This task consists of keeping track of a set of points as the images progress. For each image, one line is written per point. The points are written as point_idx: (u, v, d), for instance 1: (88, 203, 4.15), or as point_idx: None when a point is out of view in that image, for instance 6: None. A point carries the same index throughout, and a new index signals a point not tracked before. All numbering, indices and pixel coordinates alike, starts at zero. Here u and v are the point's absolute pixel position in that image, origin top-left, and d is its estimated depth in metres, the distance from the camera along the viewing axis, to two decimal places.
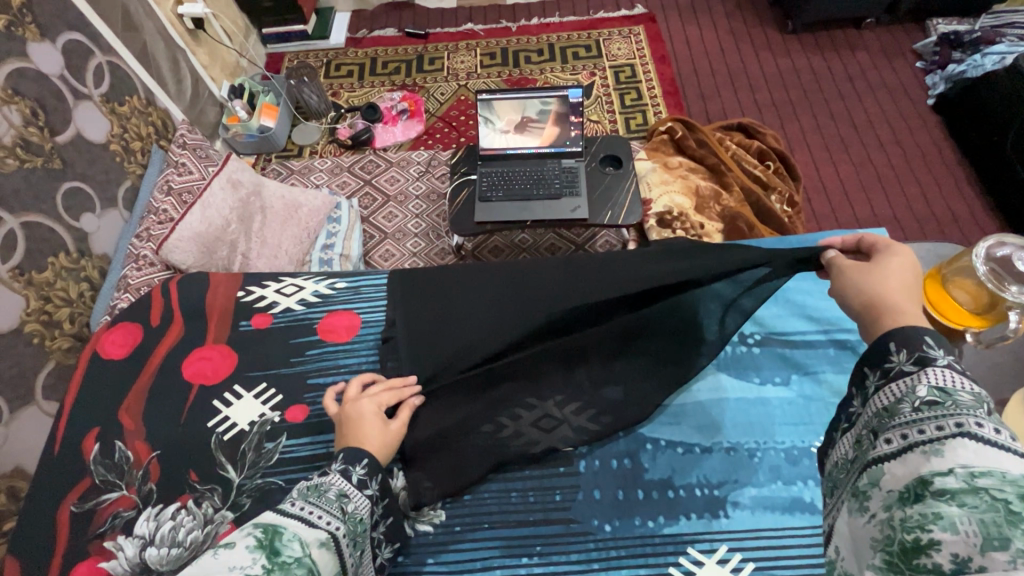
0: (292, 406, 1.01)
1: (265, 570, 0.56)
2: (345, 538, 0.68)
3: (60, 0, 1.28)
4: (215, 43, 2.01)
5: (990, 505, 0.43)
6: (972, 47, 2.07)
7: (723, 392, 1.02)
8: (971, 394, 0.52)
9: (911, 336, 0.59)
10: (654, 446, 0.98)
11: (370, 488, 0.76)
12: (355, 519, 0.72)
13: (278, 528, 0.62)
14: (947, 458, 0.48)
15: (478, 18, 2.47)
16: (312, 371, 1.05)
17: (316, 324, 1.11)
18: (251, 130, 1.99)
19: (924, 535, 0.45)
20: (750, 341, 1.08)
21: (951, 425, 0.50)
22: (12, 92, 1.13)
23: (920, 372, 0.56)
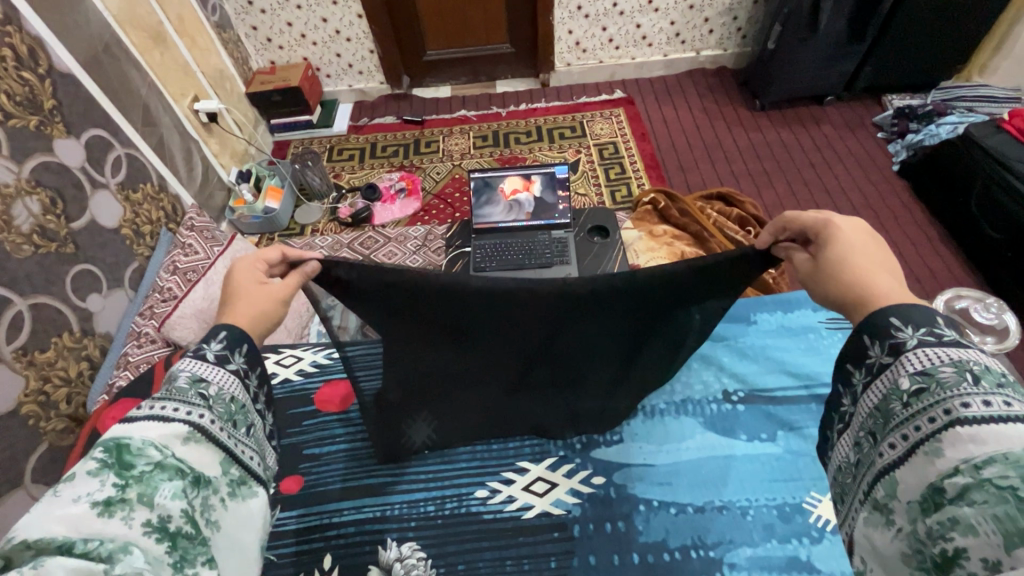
0: (288, 477, 1.03)
1: (118, 489, 0.53)
2: (222, 423, 0.65)
3: (86, 102, 1.42)
4: (226, 134, 2.17)
5: (1000, 496, 0.45)
6: (926, 118, 2.27)
7: (712, 450, 1.02)
8: (950, 367, 0.55)
9: (879, 323, 0.62)
10: (647, 507, 0.97)
11: (234, 364, 0.69)
12: (226, 400, 0.66)
13: (122, 440, 0.57)
14: (948, 456, 0.51)
15: (471, 105, 2.69)
16: (309, 442, 1.07)
17: (314, 394, 1.13)
18: (256, 212, 2.10)
19: (950, 544, 0.48)
20: (734, 399, 1.09)
21: (942, 414, 0.53)
22: (35, 184, 1.22)
23: (897, 362, 0.59)
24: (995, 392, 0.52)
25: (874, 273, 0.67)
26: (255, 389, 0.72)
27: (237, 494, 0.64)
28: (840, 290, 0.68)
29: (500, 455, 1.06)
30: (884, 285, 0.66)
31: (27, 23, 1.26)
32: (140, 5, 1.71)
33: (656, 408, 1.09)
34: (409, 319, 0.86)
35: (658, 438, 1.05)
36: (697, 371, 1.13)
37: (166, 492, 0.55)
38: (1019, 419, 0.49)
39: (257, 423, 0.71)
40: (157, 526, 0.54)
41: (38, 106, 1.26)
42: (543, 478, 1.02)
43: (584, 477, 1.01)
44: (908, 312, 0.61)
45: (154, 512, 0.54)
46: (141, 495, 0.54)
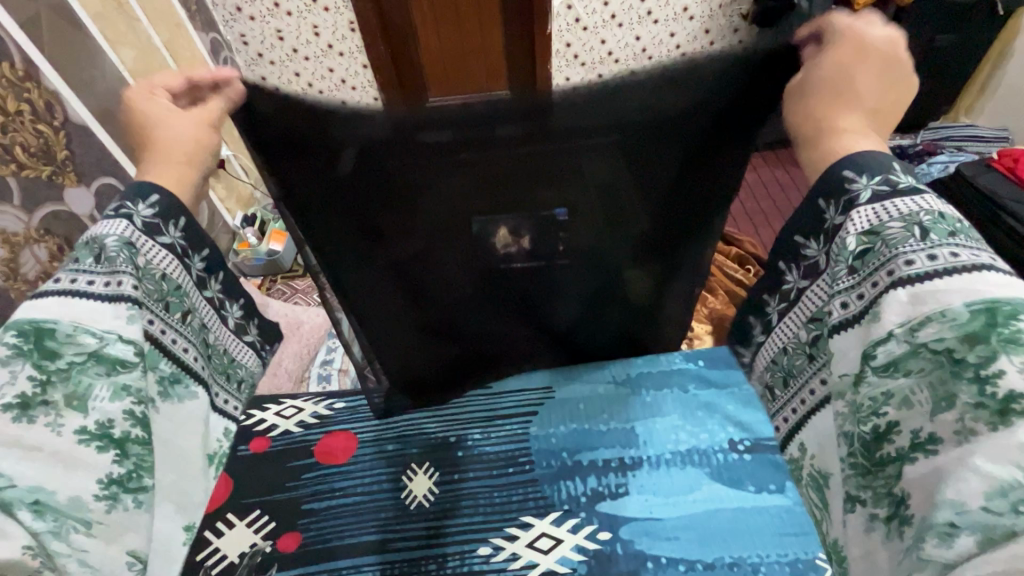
0: (287, 533, 0.78)
1: (37, 387, 0.56)
2: (154, 307, 0.64)
3: (98, 152, 1.47)
4: (234, 180, 2.21)
5: (936, 361, 0.50)
6: (917, 157, 2.31)
7: (720, 501, 0.75)
8: (898, 223, 0.53)
9: (832, 179, 0.58)
10: (656, 565, 0.71)
11: (166, 236, 0.66)
12: (156, 276, 0.65)
13: (48, 323, 0.58)
14: (886, 319, 0.52)
15: None
16: (307, 495, 0.81)
17: (314, 445, 0.86)
18: (259, 254, 2.14)
19: (882, 419, 0.54)
20: (740, 448, 0.79)
21: (885, 276, 0.53)
22: (44, 232, 1.25)
23: (847, 221, 0.57)
24: (943, 242, 0.51)
25: (845, 105, 0.60)
26: (199, 271, 0.71)
27: (173, 394, 0.66)
28: (801, 130, 0.62)
29: (501, 506, 0.77)
30: (847, 120, 0.60)
31: (46, 80, 1.32)
32: (156, 59, 1.79)
33: (709, 449, 0.79)
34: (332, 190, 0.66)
35: (706, 488, 0.76)
36: (767, 411, 0.82)
37: (103, 392, 0.59)
38: (963, 271, 0.50)
39: (199, 306, 0.71)
40: (94, 433, 0.57)
41: (52, 157, 1.31)
42: (548, 534, 0.74)
43: (590, 532, 0.73)
44: (863, 159, 0.57)
45: (90, 417, 0.57)
46: (69, 398, 0.57)
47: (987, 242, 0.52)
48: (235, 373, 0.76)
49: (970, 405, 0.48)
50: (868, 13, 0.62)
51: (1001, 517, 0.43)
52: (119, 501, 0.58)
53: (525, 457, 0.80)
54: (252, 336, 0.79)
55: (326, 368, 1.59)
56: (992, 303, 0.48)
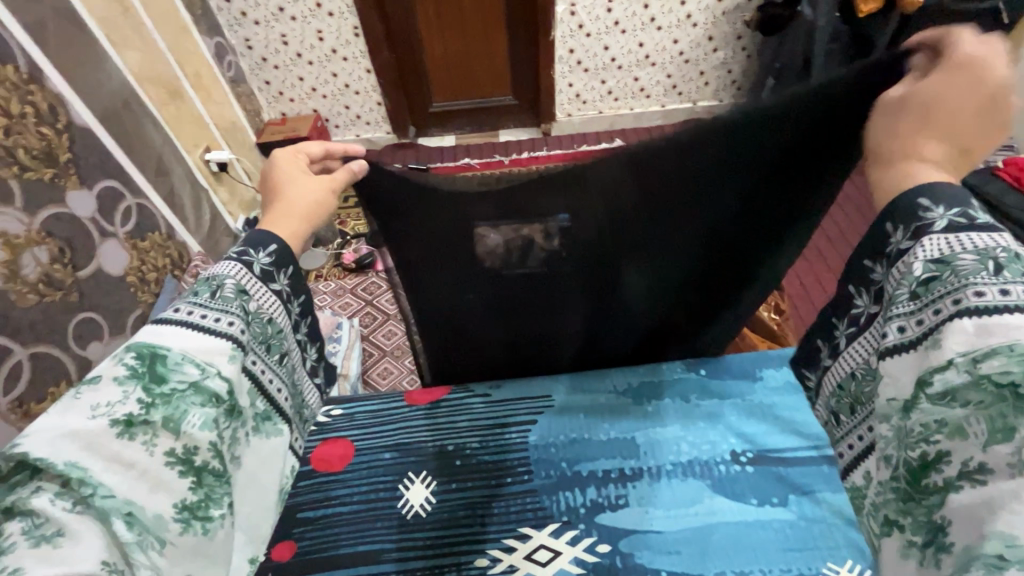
0: (279, 541, 0.75)
1: (141, 405, 0.54)
2: (255, 348, 0.65)
3: (102, 154, 1.46)
4: (236, 183, 2.22)
5: (998, 396, 0.44)
6: None
7: (722, 513, 0.72)
8: (972, 257, 0.48)
9: (902, 205, 0.54)
10: None
11: (275, 284, 0.68)
12: (263, 321, 0.66)
13: (158, 349, 0.57)
14: (946, 348, 0.47)
15: (474, 153, 2.76)
16: (300, 503, 0.78)
17: (309, 453, 0.84)
18: None
19: (932, 447, 0.47)
20: (743, 459, 0.78)
21: (948, 306, 0.48)
22: (45, 234, 1.24)
23: (916, 246, 0.52)
24: (1015, 279, 0.47)
25: (924, 132, 0.54)
26: (295, 315, 0.73)
27: (261, 431, 0.67)
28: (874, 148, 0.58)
29: (499, 517, 0.75)
30: (925, 148, 0.54)
31: (49, 82, 1.31)
32: (159, 62, 1.79)
33: (711, 460, 0.78)
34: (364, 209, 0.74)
35: (708, 501, 0.73)
36: (767, 422, 0.81)
37: (195, 419, 0.55)
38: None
39: (292, 350, 0.71)
40: (180, 458, 0.54)
41: (54, 159, 1.30)
42: (546, 545, 0.72)
43: (589, 545, 0.71)
44: (934, 187, 0.52)
45: (179, 440, 0.55)
46: (166, 420, 0.54)
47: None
48: (304, 414, 0.76)
49: None
50: (989, 31, 0.54)
51: None
52: (191, 527, 0.54)
53: (525, 467, 0.79)
54: (321, 379, 0.82)
55: None
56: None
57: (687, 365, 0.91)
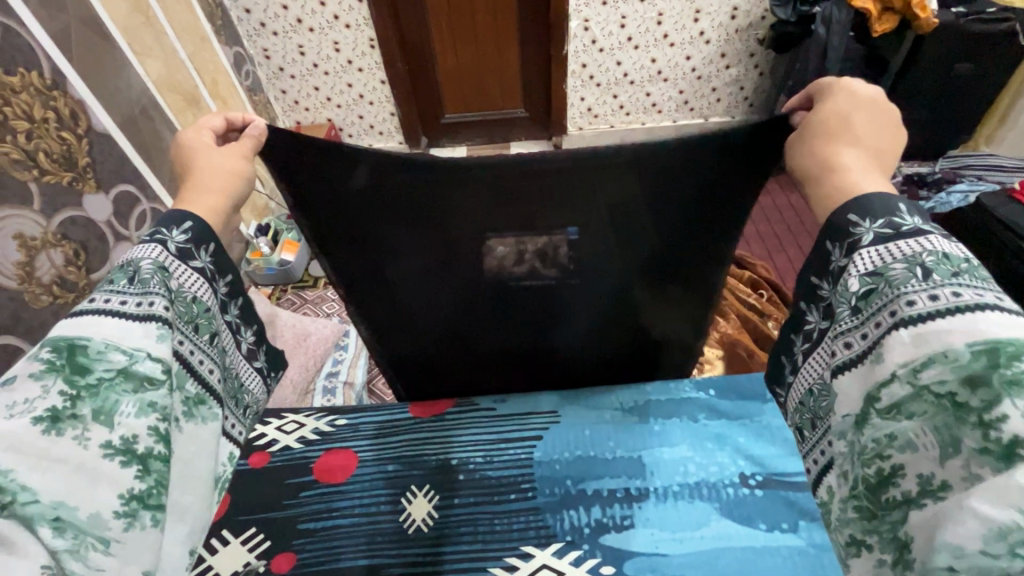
0: (279, 553, 0.74)
1: (65, 397, 0.48)
2: (181, 327, 0.58)
3: (119, 159, 1.48)
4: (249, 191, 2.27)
5: (938, 406, 0.43)
6: (935, 186, 2.33)
7: (731, 539, 0.71)
8: (901, 264, 0.47)
9: (836, 223, 0.53)
10: None
11: (197, 260, 0.61)
12: (187, 299, 0.59)
13: (78, 339, 0.51)
14: (887, 361, 0.46)
15: None
16: (303, 514, 0.77)
17: (313, 463, 0.83)
18: (271, 264, 2.18)
19: (887, 463, 0.47)
20: (752, 483, 0.76)
21: (887, 317, 0.47)
22: (61, 237, 1.26)
23: (851, 261, 0.51)
24: (946, 282, 0.44)
25: (842, 142, 0.57)
26: (223, 295, 0.66)
27: (197, 416, 0.59)
28: (803, 167, 0.59)
29: (502, 534, 0.74)
30: (846, 158, 0.56)
31: (72, 88, 1.34)
32: (179, 70, 1.83)
33: (719, 482, 0.76)
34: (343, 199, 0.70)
35: (715, 524, 0.72)
36: (781, 446, 0.79)
37: (129, 408, 0.50)
38: (966, 310, 0.43)
39: (223, 332, 0.64)
40: (119, 448, 0.49)
41: (73, 164, 1.32)
42: (548, 566, 0.70)
43: (593, 566, 0.69)
44: (861, 199, 0.52)
45: (116, 432, 0.49)
46: (97, 412, 0.49)
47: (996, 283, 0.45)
48: (247, 401, 0.69)
49: (972, 451, 0.40)
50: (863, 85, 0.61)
51: (997, 561, 0.37)
52: (138, 519, 0.49)
53: (528, 483, 0.78)
54: (262, 363, 0.74)
55: (330, 382, 1.60)
56: (995, 344, 0.40)
57: (697, 385, 0.89)
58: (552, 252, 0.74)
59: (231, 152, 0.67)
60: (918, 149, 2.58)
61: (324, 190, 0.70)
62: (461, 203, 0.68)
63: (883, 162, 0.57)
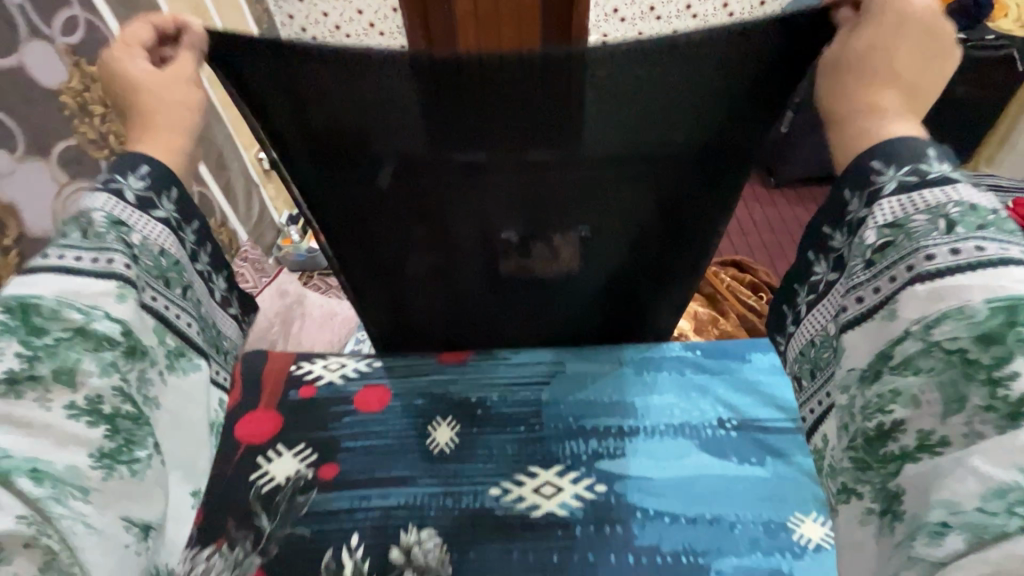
0: (325, 463, 0.88)
1: (23, 360, 0.54)
2: (151, 282, 0.64)
3: None
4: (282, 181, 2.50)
5: (948, 361, 0.48)
6: None
7: (706, 468, 0.83)
8: (924, 215, 0.53)
9: (859, 173, 0.59)
10: (644, 515, 0.79)
11: (163, 212, 0.66)
12: (154, 254, 0.65)
13: (34, 299, 0.56)
14: (903, 317, 0.52)
15: None
16: (345, 434, 0.91)
17: (353, 394, 0.97)
18: (300, 251, 2.34)
19: (888, 417, 0.52)
20: (729, 426, 0.88)
21: (904, 271, 0.53)
22: None
23: (871, 214, 0.57)
24: (969, 237, 0.51)
25: (880, 81, 0.60)
26: (192, 244, 0.72)
27: (177, 368, 0.67)
28: (833, 107, 0.63)
29: (512, 456, 0.87)
30: (887, 99, 0.60)
31: None
32: None
33: (700, 424, 0.88)
34: (370, 194, 0.81)
35: (693, 456, 0.85)
36: (756, 398, 0.91)
37: (91, 367, 0.56)
38: (989, 265, 0.49)
39: (195, 284, 0.71)
40: (84, 409, 0.55)
41: None
42: (550, 481, 0.83)
43: (588, 483, 0.83)
44: (890, 147, 0.57)
45: (79, 393, 0.55)
46: (56, 372, 0.54)
47: (1018, 237, 0.51)
48: (224, 347, 0.77)
49: (980, 407, 0.46)
50: None
51: (994, 517, 0.42)
52: (115, 471, 0.56)
53: (535, 418, 0.91)
54: (236, 310, 0.81)
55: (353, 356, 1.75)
56: (1013, 301, 0.47)
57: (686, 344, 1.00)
58: (557, 240, 0.89)
59: (166, 76, 0.68)
60: None
61: (348, 190, 0.81)
62: (474, 199, 0.82)
63: (919, 94, 0.61)
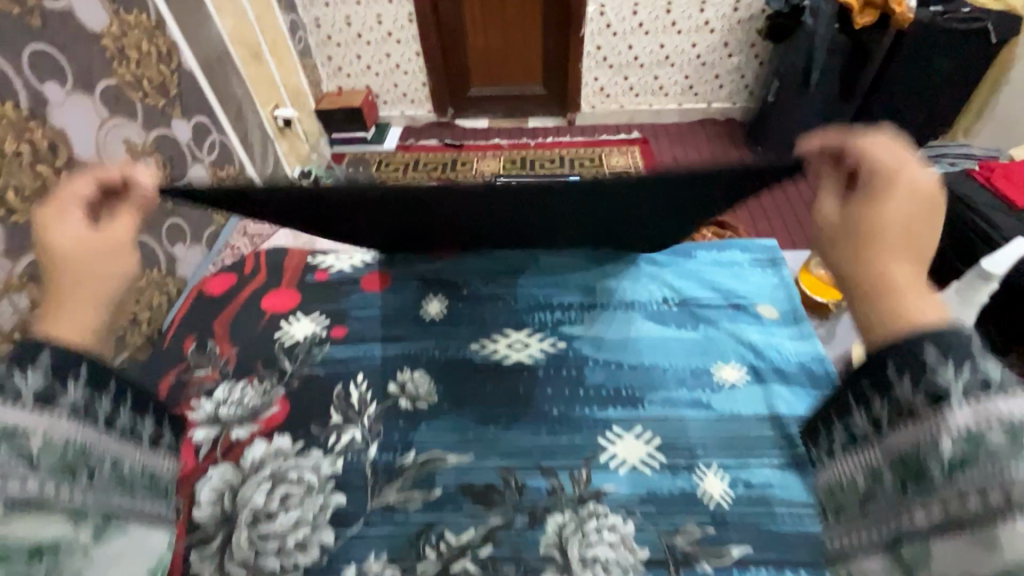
0: (337, 325, 1.06)
1: None
2: (53, 482, 0.53)
3: (200, 96, 1.69)
4: (295, 139, 2.60)
5: None
6: None
7: (647, 331, 1.01)
8: (1002, 432, 0.43)
9: (905, 351, 0.51)
10: (594, 363, 0.97)
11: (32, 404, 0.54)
12: (55, 448, 0.54)
13: None
14: (1006, 555, 0.41)
15: (504, 134, 3.11)
16: (354, 306, 1.09)
17: (361, 278, 1.15)
18: (311, 203, 2.52)
19: None
20: (671, 302, 1.06)
21: (997, 495, 0.42)
22: (153, 148, 1.44)
23: (938, 417, 0.47)
24: None
25: (878, 249, 0.61)
26: (101, 394, 0.60)
27: (112, 531, 0.56)
28: (845, 268, 0.63)
29: (492, 322, 1.05)
30: (898, 272, 0.59)
31: (168, 29, 1.55)
32: (247, 28, 2.17)
33: (648, 301, 1.06)
34: (379, 217, 0.93)
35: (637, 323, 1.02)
36: (697, 283, 1.08)
37: None
38: None
39: (109, 460, 0.59)
40: None
41: (166, 92, 1.51)
42: (519, 338, 1.01)
43: (550, 340, 1.01)
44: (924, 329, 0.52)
45: None
46: None
47: None
48: (162, 483, 0.65)
49: None
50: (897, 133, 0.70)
51: None
52: None
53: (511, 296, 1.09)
54: (172, 437, 0.70)
55: None
56: None
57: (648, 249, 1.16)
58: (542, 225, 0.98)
59: (124, 226, 0.76)
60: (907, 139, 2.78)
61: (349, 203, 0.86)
62: (468, 213, 0.94)
63: (915, 254, 0.61)
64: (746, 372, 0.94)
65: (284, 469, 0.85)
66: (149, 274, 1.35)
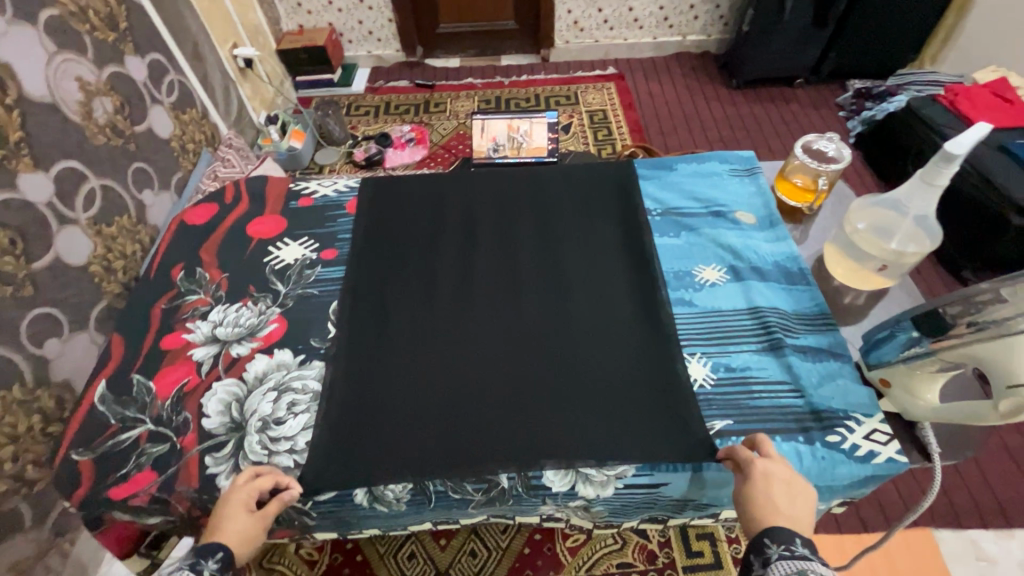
0: (327, 249, 1.06)
1: None
2: None
3: (151, 31, 1.57)
4: (258, 82, 2.48)
5: None
6: (879, 98, 2.58)
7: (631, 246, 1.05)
8: None
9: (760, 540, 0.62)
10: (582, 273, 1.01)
11: None
12: None
13: None
14: None
15: (476, 74, 3.02)
16: (341, 230, 1.09)
17: (346, 203, 1.14)
18: (281, 149, 2.40)
19: None
20: (653, 213, 1.09)
21: None
22: (110, 87, 1.34)
23: None
24: None
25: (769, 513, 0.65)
26: None
27: None
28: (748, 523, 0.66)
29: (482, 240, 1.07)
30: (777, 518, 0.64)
31: None
32: None
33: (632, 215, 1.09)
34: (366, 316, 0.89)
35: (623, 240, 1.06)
36: (679, 194, 1.12)
37: None
38: None
39: None
40: None
41: (115, 25, 1.40)
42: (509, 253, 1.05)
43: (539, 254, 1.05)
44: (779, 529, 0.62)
45: None
46: None
47: None
48: None
49: None
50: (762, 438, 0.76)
51: None
52: None
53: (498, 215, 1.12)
54: None
55: None
56: None
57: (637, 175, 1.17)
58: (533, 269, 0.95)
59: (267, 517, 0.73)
60: (876, 68, 2.81)
61: None
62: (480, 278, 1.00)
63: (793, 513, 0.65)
64: (725, 272, 0.99)
65: (288, 380, 0.87)
66: (121, 217, 1.31)
